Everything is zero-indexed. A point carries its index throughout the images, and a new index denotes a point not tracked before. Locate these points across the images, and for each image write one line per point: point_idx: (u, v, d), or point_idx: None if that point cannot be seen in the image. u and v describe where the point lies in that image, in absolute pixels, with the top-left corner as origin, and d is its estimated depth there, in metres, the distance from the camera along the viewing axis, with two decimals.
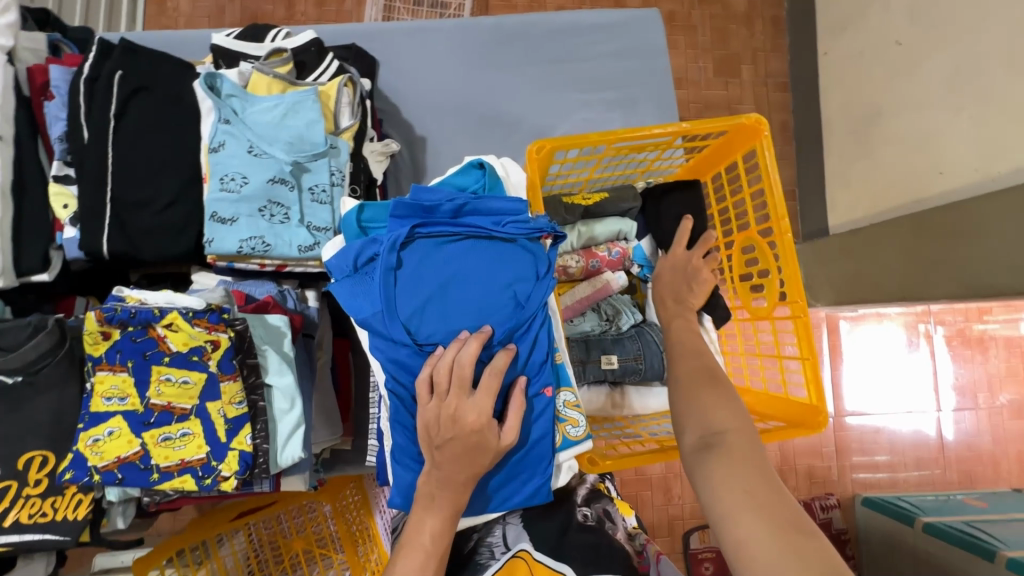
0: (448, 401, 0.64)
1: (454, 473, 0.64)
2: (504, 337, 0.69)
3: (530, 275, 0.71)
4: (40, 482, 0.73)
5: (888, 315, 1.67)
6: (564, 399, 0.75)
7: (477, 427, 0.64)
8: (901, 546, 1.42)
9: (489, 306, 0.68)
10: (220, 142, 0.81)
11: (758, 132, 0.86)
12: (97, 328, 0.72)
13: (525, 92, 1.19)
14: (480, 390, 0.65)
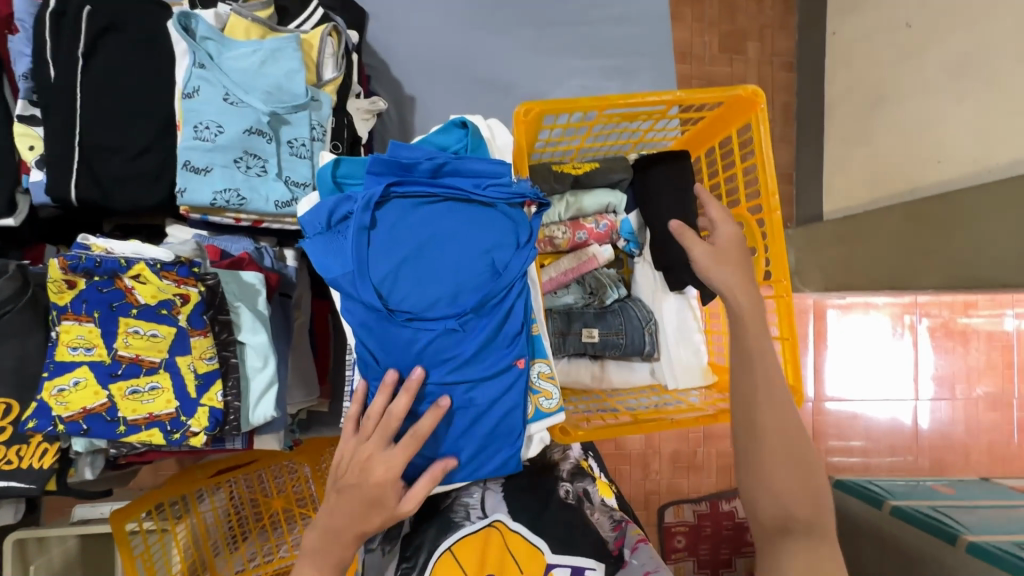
0: (364, 446, 0.62)
1: (340, 525, 0.60)
2: (477, 306, 0.66)
3: (510, 242, 0.69)
4: (5, 430, 0.72)
5: (878, 303, 1.41)
6: (538, 370, 0.74)
7: (382, 482, 0.60)
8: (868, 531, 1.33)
9: (464, 273, 0.66)
10: (194, 88, 0.77)
11: (754, 105, 0.83)
12: (59, 276, 0.69)
13: (520, 55, 1.15)
14: (398, 443, 0.62)
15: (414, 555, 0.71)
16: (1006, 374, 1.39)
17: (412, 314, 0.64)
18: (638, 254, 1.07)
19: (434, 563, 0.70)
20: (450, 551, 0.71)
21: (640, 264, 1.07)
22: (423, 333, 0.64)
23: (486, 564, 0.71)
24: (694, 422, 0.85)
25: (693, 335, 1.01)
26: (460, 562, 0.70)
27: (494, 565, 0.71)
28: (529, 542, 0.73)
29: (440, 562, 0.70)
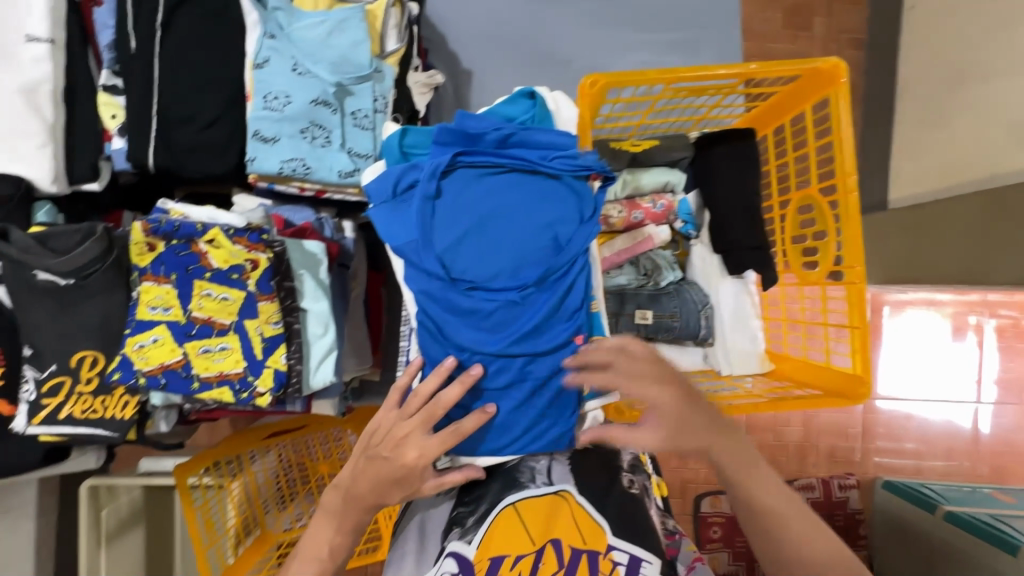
0: (405, 423, 0.64)
1: (363, 493, 0.64)
2: (539, 280, 0.65)
3: (575, 216, 0.68)
4: (91, 381, 0.77)
5: (942, 301, 1.51)
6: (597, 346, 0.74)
7: (414, 465, 0.62)
8: (915, 535, 1.37)
9: (527, 246, 0.65)
10: (265, 58, 0.78)
11: (834, 79, 0.78)
12: (143, 238, 0.74)
13: (579, 28, 1.11)
14: (437, 432, 0.63)
15: (477, 502, 0.76)
16: None
17: (474, 285, 0.64)
18: (694, 237, 1.03)
19: (497, 513, 0.74)
20: (514, 505, 0.74)
21: (696, 246, 1.03)
22: (484, 305, 0.64)
23: (553, 528, 0.73)
24: (753, 409, 0.83)
25: (750, 321, 0.98)
26: (523, 519, 0.73)
27: (558, 530, 0.73)
28: (592, 516, 0.74)
29: (504, 515, 0.74)
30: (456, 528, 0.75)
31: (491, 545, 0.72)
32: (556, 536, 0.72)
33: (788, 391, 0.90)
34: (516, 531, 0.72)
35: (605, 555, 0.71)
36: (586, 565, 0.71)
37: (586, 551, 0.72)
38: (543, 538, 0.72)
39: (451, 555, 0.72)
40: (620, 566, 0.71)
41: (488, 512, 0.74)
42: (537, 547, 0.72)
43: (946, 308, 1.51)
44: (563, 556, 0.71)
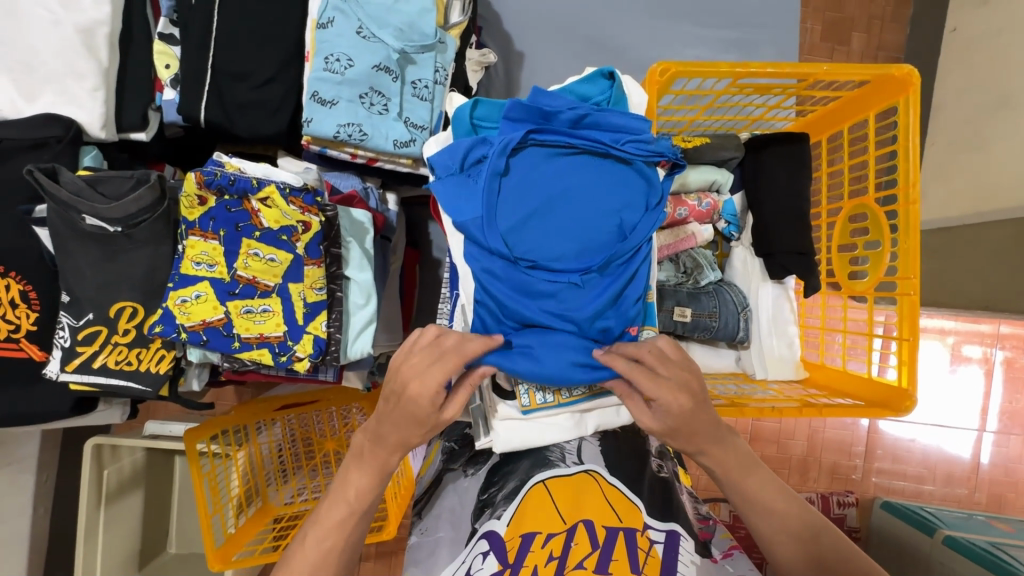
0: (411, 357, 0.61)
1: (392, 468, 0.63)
2: (602, 265, 0.66)
3: (641, 204, 0.68)
4: (128, 332, 0.76)
5: (949, 331, 1.56)
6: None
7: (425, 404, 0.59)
8: (912, 556, 1.35)
9: (593, 229, 0.66)
10: (329, 19, 0.77)
11: (906, 86, 0.77)
12: (195, 191, 0.72)
13: (636, 18, 1.10)
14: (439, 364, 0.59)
15: (505, 479, 0.76)
16: None
17: (538, 263, 0.65)
18: (735, 239, 1.02)
19: (528, 490, 0.72)
20: (544, 483, 0.73)
21: (737, 249, 1.02)
22: (545, 285, 0.65)
23: (584, 507, 0.69)
24: (794, 414, 0.83)
25: (788, 326, 0.97)
26: (553, 497, 0.71)
27: (589, 510, 0.69)
28: (626, 497, 0.72)
29: (534, 493, 0.72)
30: (488, 508, 0.73)
31: (521, 525, 0.69)
32: (589, 516, 0.68)
33: (824, 399, 0.89)
34: (547, 509, 0.70)
35: (643, 532, 0.68)
36: (624, 542, 0.66)
37: (623, 529, 0.67)
38: (574, 518, 0.68)
39: (484, 536, 0.69)
40: (657, 545, 0.67)
41: (518, 489, 0.73)
42: (568, 526, 0.67)
43: (951, 338, 1.56)
44: (598, 535, 0.66)
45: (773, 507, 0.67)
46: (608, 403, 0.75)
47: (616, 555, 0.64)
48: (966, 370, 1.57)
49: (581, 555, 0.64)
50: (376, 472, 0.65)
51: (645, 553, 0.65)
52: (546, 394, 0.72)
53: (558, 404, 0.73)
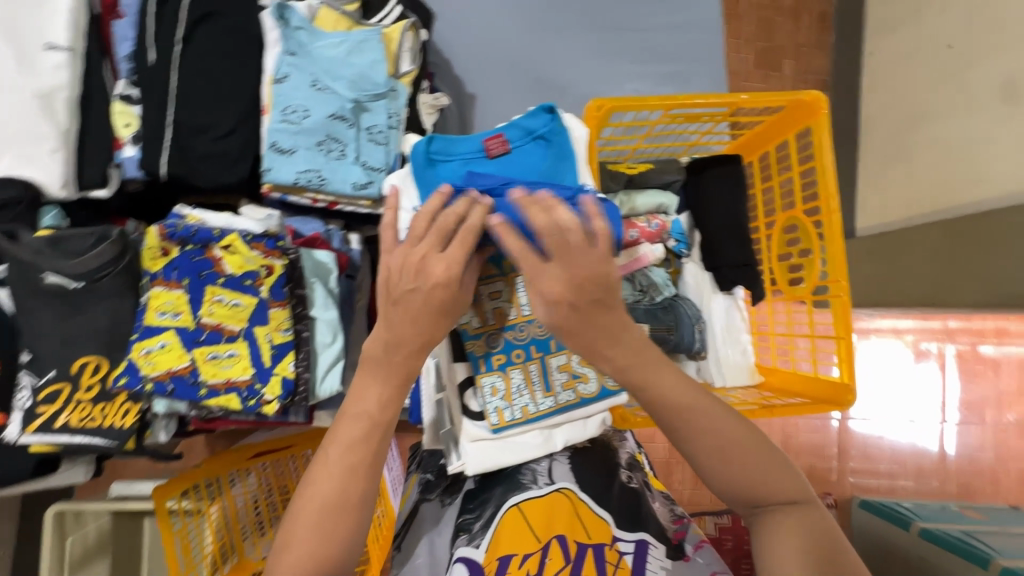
0: (416, 251, 0.55)
1: None
2: None
3: None
4: (92, 388, 0.76)
5: (905, 329, 1.59)
6: (579, 356, 0.77)
7: (445, 280, 0.54)
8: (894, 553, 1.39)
9: None
10: (284, 74, 0.82)
11: (815, 110, 0.85)
12: (157, 243, 0.75)
13: (578, 57, 1.18)
14: (455, 243, 0.55)
15: (482, 507, 0.76)
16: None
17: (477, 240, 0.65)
18: (686, 255, 1.05)
19: (503, 515, 0.73)
20: (518, 506, 0.73)
21: (689, 264, 1.07)
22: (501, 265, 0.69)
23: (556, 525, 0.72)
24: (750, 415, 0.87)
25: (740, 334, 1.03)
26: (528, 519, 0.72)
27: (561, 526, 0.72)
28: (596, 511, 0.74)
29: (508, 517, 0.73)
30: (463, 534, 0.74)
31: (498, 548, 0.70)
32: (561, 532, 0.71)
33: (778, 400, 0.94)
34: (522, 532, 0.71)
35: (611, 546, 0.72)
36: (592, 558, 0.70)
37: (592, 545, 0.71)
38: (548, 535, 0.71)
39: (460, 560, 0.71)
40: (626, 556, 0.72)
41: (494, 516, 0.74)
42: (543, 544, 0.70)
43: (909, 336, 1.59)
44: (570, 551, 0.70)
45: None
46: (576, 416, 0.76)
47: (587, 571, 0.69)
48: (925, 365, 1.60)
49: (556, 571, 0.68)
50: None
51: (614, 566, 0.70)
52: (513, 410, 0.75)
53: (526, 420, 0.75)
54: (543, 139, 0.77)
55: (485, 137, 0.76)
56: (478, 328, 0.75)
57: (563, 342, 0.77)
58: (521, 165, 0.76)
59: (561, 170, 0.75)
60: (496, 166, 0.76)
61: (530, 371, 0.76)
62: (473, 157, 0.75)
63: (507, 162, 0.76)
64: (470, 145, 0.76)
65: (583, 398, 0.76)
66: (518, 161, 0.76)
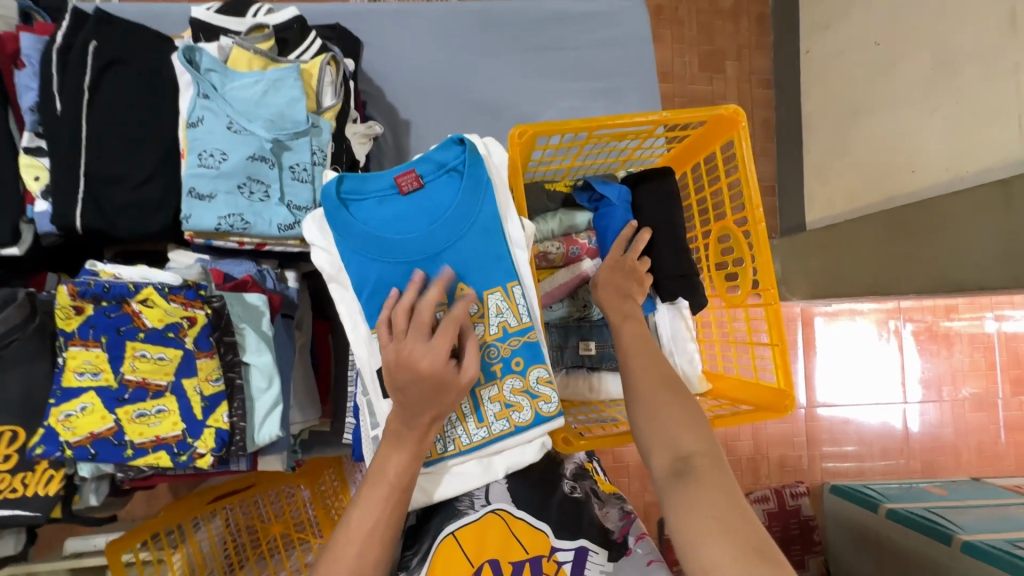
0: (404, 343, 0.64)
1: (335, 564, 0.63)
2: (481, 287, 0.75)
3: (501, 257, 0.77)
4: (10, 457, 0.72)
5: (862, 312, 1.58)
6: (510, 386, 0.76)
7: (433, 371, 0.63)
8: (866, 533, 1.42)
9: (469, 269, 0.75)
10: (198, 117, 0.80)
11: (736, 123, 0.87)
12: (69, 302, 0.71)
13: (511, 77, 1.19)
14: (438, 334, 0.65)
15: (420, 542, 0.76)
16: (987, 376, 1.62)
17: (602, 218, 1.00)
18: None
19: (438, 545, 0.73)
20: (453, 535, 0.73)
21: None
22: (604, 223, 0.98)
23: (490, 548, 0.73)
24: None
25: (687, 343, 1.02)
26: (462, 547, 0.73)
27: (496, 549, 0.73)
28: (535, 527, 0.75)
29: (443, 547, 0.73)
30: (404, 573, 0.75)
31: None
32: (494, 555, 0.73)
33: (725, 409, 0.95)
34: (458, 559, 0.72)
35: (549, 558, 0.74)
36: (530, 571, 0.73)
37: (529, 559, 0.73)
38: (480, 557, 0.72)
39: None
40: (566, 564, 0.74)
41: (429, 549, 0.74)
42: (476, 567, 0.72)
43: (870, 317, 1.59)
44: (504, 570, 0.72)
45: None
46: (509, 445, 0.75)
47: None
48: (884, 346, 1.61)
49: None
50: None
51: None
52: (446, 443, 0.74)
53: (461, 452, 0.74)
54: (456, 171, 0.77)
55: (396, 173, 0.76)
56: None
57: (493, 373, 0.76)
58: (434, 200, 0.76)
59: (476, 204, 0.75)
60: (407, 202, 0.75)
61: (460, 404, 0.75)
62: (386, 195, 0.75)
63: (420, 198, 0.76)
64: (382, 182, 0.76)
65: (517, 427, 0.74)
66: (431, 195, 0.76)
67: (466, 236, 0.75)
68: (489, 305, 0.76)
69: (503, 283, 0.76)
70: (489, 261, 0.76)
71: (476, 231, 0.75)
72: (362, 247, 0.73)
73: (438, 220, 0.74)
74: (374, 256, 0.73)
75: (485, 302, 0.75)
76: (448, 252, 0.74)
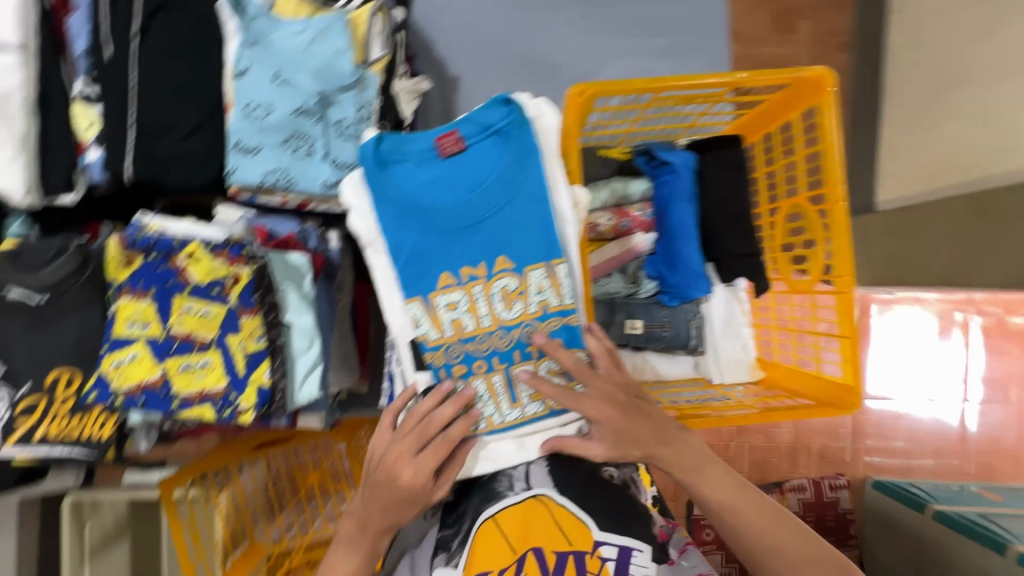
0: (397, 446, 0.67)
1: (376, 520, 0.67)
2: (523, 262, 0.71)
3: (546, 231, 0.71)
4: (68, 400, 0.75)
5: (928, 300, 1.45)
6: (547, 367, 0.73)
7: (411, 486, 0.65)
8: (909, 533, 1.33)
9: (511, 243, 0.70)
10: (244, 67, 0.77)
11: (821, 88, 0.78)
12: (118, 254, 0.73)
13: (567, 32, 1.10)
14: (428, 451, 0.66)
15: (460, 522, 0.74)
16: None
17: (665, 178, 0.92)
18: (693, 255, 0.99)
19: (478, 529, 0.71)
20: (494, 518, 0.71)
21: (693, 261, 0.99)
22: (669, 188, 0.92)
23: (532, 536, 0.71)
24: (746, 421, 0.81)
25: (741, 328, 0.97)
26: (504, 532, 0.71)
27: (539, 537, 0.71)
28: (578, 517, 0.72)
29: (484, 530, 0.71)
30: (442, 552, 0.72)
31: (475, 564, 0.69)
32: (538, 544, 0.70)
33: (779, 401, 0.89)
34: (498, 543, 0.70)
35: (592, 554, 0.70)
36: (572, 565, 0.69)
37: (572, 552, 0.70)
38: (524, 547, 0.70)
39: None
40: (609, 562, 0.70)
41: (469, 531, 0.72)
42: (518, 556, 0.69)
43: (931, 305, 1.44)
44: (548, 562, 0.69)
45: (739, 511, 0.69)
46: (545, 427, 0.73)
47: None
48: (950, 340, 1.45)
49: None
50: (352, 532, 0.69)
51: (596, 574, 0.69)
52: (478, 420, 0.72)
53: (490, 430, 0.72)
54: (501, 134, 0.71)
55: (438, 135, 0.71)
56: (437, 339, 0.72)
57: (529, 352, 0.73)
58: (476, 165, 0.71)
59: (522, 171, 0.70)
60: (448, 166, 0.71)
61: (494, 383, 0.72)
62: (426, 157, 0.71)
63: (461, 163, 0.70)
64: (422, 144, 0.71)
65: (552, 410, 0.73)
66: (474, 160, 0.71)
67: (510, 206, 0.70)
68: (530, 281, 0.71)
69: (547, 259, 0.71)
70: (533, 233, 0.71)
71: (520, 200, 0.70)
72: (400, 214, 0.70)
73: (479, 188, 0.69)
74: (412, 223, 0.70)
75: (526, 277, 0.71)
76: (489, 222, 0.70)
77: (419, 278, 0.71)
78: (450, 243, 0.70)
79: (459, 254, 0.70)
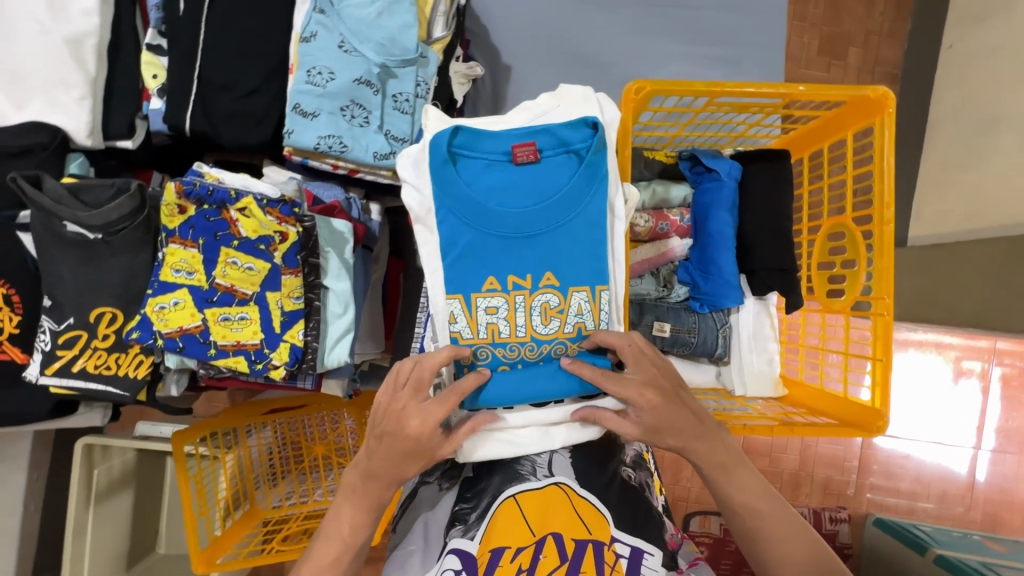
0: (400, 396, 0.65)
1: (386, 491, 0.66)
2: (568, 284, 0.72)
3: (596, 259, 0.73)
4: (107, 337, 0.77)
5: (949, 345, 1.46)
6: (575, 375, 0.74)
7: (416, 435, 0.63)
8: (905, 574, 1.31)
9: (560, 263, 0.71)
10: (312, 32, 0.79)
11: (881, 108, 0.77)
12: (174, 200, 0.74)
13: (622, 32, 1.11)
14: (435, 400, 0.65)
15: (478, 498, 0.74)
16: None
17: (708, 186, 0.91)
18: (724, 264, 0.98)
19: (498, 506, 0.73)
20: (514, 498, 0.73)
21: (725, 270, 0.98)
22: (710, 197, 0.91)
23: (552, 519, 0.72)
24: (767, 432, 0.81)
25: (768, 342, 0.96)
26: (524, 512, 0.72)
27: (559, 522, 0.71)
28: (595, 507, 0.73)
29: (504, 508, 0.72)
30: (458, 524, 0.73)
31: (491, 540, 0.71)
32: (558, 529, 0.71)
33: (800, 417, 0.88)
34: (517, 524, 0.71)
35: (609, 546, 0.71)
36: (590, 554, 0.70)
37: (591, 541, 0.71)
38: (544, 530, 0.71)
39: (453, 551, 0.70)
40: (622, 560, 0.71)
41: (489, 507, 0.73)
42: (538, 538, 0.70)
43: (951, 352, 1.46)
44: (566, 548, 0.70)
45: (752, 520, 0.69)
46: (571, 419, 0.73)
47: (584, 567, 0.69)
48: (965, 385, 1.47)
49: (550, 567, 0.69)
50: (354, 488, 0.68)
51: (610, 567, 0.70)
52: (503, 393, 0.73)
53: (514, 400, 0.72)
54: (577, 154, 0.73)
55: (515, 141, 0.72)
56: (470, 338, 0.72)
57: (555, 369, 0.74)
58: (545, 178, 0.72)
59: (586, 196, 0.71)
60: (518, 173, 0.72)
61: None
62: (497, 160, 0.72)
63: (531, 172, 0.72)
64: (497, 145, 0.72)
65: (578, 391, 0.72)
66: (544, 172, 0.72)
67: (567, 225, 0.71)
68: (572, 302, 0.72)
69: (592, 283, 0.72)
70: (583, 258, 0.72)
71: (579, 223, 0.71)
72: (461, 209, 0.70)
73: (545, 202, 0.70)
74: (470, 221, 0.70)
75: (569, 298, 0.72)
76: (545, 236, 0.71)
77: (464, 275, 0.71)
78: (504, 248, 0.70)
79: (510, 260, 0.71)
